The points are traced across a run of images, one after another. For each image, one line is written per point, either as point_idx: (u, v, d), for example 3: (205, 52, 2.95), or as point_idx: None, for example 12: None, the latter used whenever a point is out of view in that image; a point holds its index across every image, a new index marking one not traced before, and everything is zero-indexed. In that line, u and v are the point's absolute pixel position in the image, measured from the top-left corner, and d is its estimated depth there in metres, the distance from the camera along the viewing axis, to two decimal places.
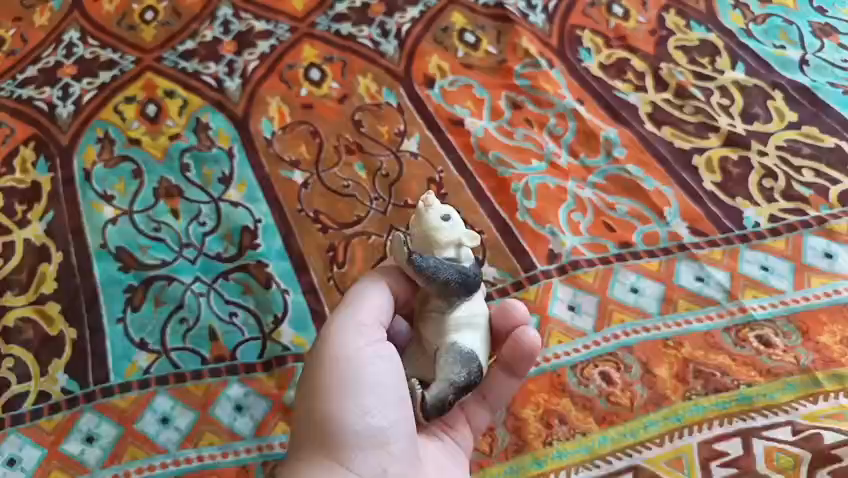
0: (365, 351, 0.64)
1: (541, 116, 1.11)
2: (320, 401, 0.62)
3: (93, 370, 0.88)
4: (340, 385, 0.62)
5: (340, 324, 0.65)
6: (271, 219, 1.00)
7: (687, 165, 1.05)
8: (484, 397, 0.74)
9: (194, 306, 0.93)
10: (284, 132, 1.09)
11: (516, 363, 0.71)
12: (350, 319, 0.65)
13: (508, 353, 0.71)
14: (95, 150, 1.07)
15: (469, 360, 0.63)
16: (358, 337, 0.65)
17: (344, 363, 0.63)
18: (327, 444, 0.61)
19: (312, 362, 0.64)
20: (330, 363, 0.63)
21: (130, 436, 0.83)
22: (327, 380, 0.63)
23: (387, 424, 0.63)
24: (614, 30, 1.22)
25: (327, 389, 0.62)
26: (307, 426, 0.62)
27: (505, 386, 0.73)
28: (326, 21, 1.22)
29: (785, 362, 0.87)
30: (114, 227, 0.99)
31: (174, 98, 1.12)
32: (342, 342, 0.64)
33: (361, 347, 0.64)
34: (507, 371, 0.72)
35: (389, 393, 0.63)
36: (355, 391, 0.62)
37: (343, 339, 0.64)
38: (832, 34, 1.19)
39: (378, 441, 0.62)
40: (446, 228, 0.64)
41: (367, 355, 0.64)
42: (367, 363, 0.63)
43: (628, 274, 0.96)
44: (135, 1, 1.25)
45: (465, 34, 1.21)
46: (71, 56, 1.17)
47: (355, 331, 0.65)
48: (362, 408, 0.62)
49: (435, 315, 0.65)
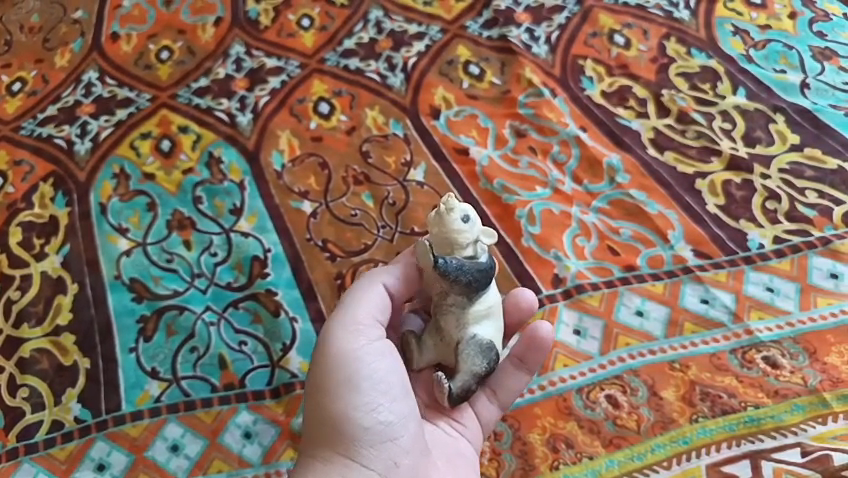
0: (368, 354, 0.69)
1: (544, 143, 1.13)
2: (330, 400, 0.68)
3: (105, 399, 0.90)
4: (346, 384, 0.68)
5: (340, 326, 0.69)
6: (281, 249, 1.03)
7: (690, 189, 1.06)
8: (494, 392, 0.77)
9: (204, 334, 0.95)
10: (294, 164, 1.12)
11: (527, 355, 0.76)
12: (351, 323, 0.70)
13: (521, 345, 0.76)
14: (110, 185, 1.10)
15: (488, 350, 0.68)
16: (359, 337, 0.69)
17: (348, 363, 0.68)
18: (338, 440, 0.67)
19: (318, 364, 0.69)
20: (335, 365, 0.68)
21: (141, 464, 0.85)
22: (335, 381, 0.68)
23: (394, 418, 0.68)
24: (616, 59, 1.24)
25: (335, 390, 0.68)
26: (319, 425, 0.68)
27: (515, 380, 0.77)
28: (335, 57, 1.26)
29: (793, 383, 0.87)
30: (128, 259, 1.02)
31: (188, 133, 1.16)
32: (344, 343, 0.69)
33: (362, 346, 0.69)
34: (517, 367, 0.77)
35: (393, 387, 0.69)
36: (360, 389, 0.68)
37: (345, 340, 0.69)
38: (833, 57, 1.21)
39: (387, 434, 0.68)
40: (467, 229, 0.66)
41: (369, 354, 0.69)
42: (369, 362, 0.68)
43: (633, 297, 0.97)
44: (151, 41, 1.30)
45: (470, 66, 1.24)
46: (90, 96, 1.22)
47: (356, 332, 0.69)
48: (368, 405, 0.67)
49: (455, 310, 0.68)
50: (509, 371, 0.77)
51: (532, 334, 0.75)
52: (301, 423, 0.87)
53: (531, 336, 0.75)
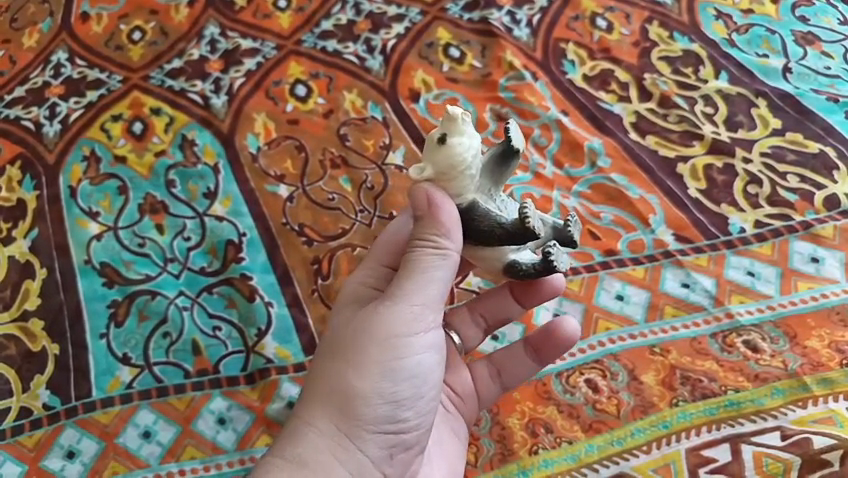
0: (415, 340, 0.62)
1: (525, 127, 1.12)
2: (356, 375, 0.61)
3: (75, 385, 0.88)
4: (381, 366, 0.61)
5: (396, 303, 0.61)
6: (256, 232, 1.00)
7: (672, 173, 1.05)
8: (499, 373, 0.80)
9: (177, 320, 0.93)
10: (270, 147, 1.09)
11: (544, 348, 0.79)
12: (409, 304, 0.61)
13: (539, 337, 0.78)
14: (81, 168, 1.07)
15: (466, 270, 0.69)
16: (415, 323, 0.62)
17: (393, 345, 0.62)
18: (349, 417, 0.61)
19: (358, 331, 0.62)
20: (378, 341, 0.61)
21: (112, 451, 0.83)
22: (371, 357, 0.61)
23: (411, 416, 0.64)
24: (598, 43, 1.23)
25: (367, 368, 0.61)
26: (333, 395, 0.61)
27: (522, 366, 0.80)
28: (313, 39, 1.23)
29: (772, 367, 0.87)
30: (99, 243, 1.00)
31: (161, 115, 1.13)
32: (395, 327, 0.61)
33: (414, 336, 0.62)
34: (532, 353, 0.79)
35: (423, 384, 0.64)
36: (394, 377, 0.62)
37: (399, 322, 0.61)
38: (815, 42, 1.20)
39: (397, 429, 0.64)
40: None
41: (417, 344, 0.63)
42: (417, 352, 0.63)
43: (613, 282, 0.96)
44: (123, 22, 1.27)
45: (450, 49, 1.22)
46: (59, 77, 1.19)
47: (414, 317, 0.61)
48: (395, 394, 0.62)
49: None
50: (521, 354, 0.80)
51: (558, 328, 0.78)
52: (277, 409, 0.85)
53: (558, 329, 0.78)
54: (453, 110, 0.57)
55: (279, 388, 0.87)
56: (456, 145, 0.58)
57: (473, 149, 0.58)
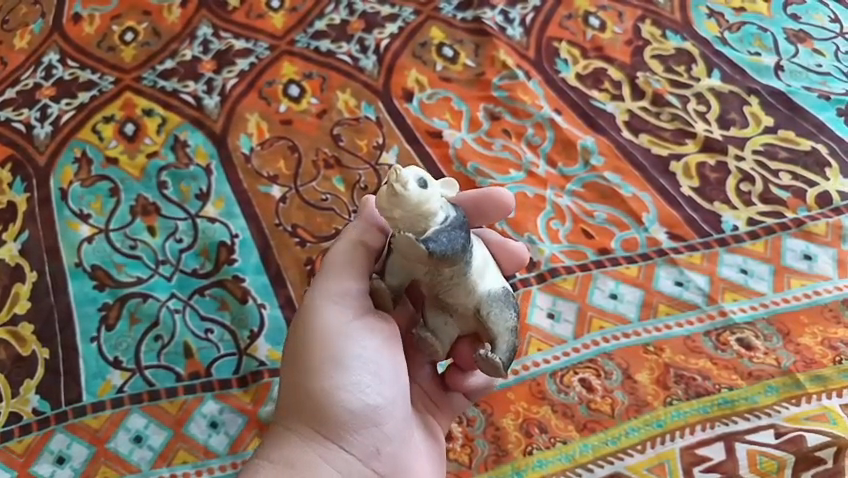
0: (355, 326, 0.64)
1: (519, 126, 1.12)
2: (312, 377, 0.63)
3: (66, 389, 0.87)
4: (331, 360, 0.63)
5: (323, 297, 0.65)
6: (249, 233, 1.00)
7: (665, 172, 1.05)
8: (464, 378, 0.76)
9: (169, 323, 0.93)
10: (262, 148, 1.09)
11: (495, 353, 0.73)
12: (335, 295, 0.65)
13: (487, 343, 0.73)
14: (72, 170, 1.07)
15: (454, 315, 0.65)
16: (348, 313, 0.64)
17: (336, 339, 0.64)
18: (318, 418, 0.63)
19: (301, 335, 0.65)
20: (316, 339, 0.64)
21: (102, 456, 0.83)
22: (318, 356, 0.63)
23: (381, 402, 0.64)
24: (591, 41, 1.23)
25: (317, 367, 0.63)
26: (300, 403, 0.64)
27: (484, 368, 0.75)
28: (306, 39, 1.23)
29: (766, 365, 0.87)
30: (90, 246, 0.99)
31: (152, 117, 1.13)
32: (331, 319, 0.64)
33: (352, 323, 0.64)
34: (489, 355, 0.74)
35: (382, 369, 0.64)
36: (345, 368, 0.63)
37: (333, 312, 0.64)
38: (806, 40, 1.20)
39: (374, 420, 0.64)
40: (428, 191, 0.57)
41: (357, 330, 0.64)
42: (362, 337, 0.64)
43: (607, 280, 0.96)
44: (115, 22, 1.26)
45: (443, 48, 1.22)
46: (50, 78, 1.18)
47: (342, 304, 0.65)
48: (355, 385, 0.63)
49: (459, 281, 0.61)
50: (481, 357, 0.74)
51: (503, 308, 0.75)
52: (269, 412, 0.85)
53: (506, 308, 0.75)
54: (397, 170, 0.56)
55: (271, 390, 0.87)
56: (379, 198, 0.58)
57: (399, 212, 0.57)
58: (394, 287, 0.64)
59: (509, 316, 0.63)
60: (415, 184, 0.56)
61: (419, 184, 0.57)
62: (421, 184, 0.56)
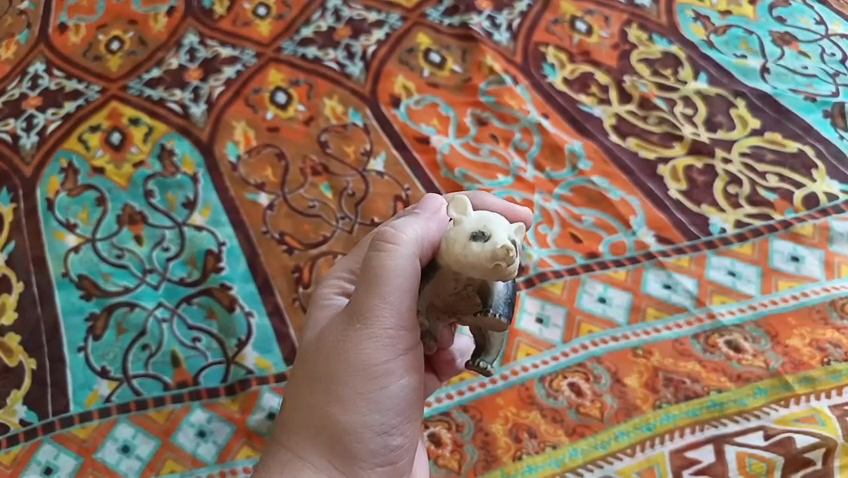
0: (396, 364, 0.60)
1: (506, 131, 1.12)
2: (343, 411, 0.59)
3: (52, 400, 0.87)
4: (366, 397, 0.59)
5: (368, 325, 0.58)
6: (236, 242, 1.00)
7: (653, 175, 1.06)
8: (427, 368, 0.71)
9: (156, 332, 0.92)
10: (250, 155, 1.09)
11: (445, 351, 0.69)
12: (382, 325, 0.58)
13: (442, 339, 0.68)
14: (58, 180, 1.06)
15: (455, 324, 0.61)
16: (394, 346, 0.59)
17: (372, 374, 0.59)
18: (339, 453, 0.60)
19: (335, 361, 0.59)
20: (357, 374, 0.59)
21: (90, 466, 0.82)
22: (353, 391, 0.59)
23: (401, 441, 0.63)
24: (578, 46, 1.23)
25: (351, 402, 0.59)
26: (321, 433, 0.59)
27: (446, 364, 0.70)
28: (293, 46, 1.23)
29: (754, 367, 0.87)
30: (76, 256, 0.98)
31: (139, 125, 1.12)
32: (373, 353, 0.58)
33: (395, 360, 0.59)
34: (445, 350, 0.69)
35: (408, 408, 0.63)
36: (379, 407, 0.60)
37: (376, 346, 0.58)
38: (792, 42, 1.21)
39: (390, 459, 0.63)
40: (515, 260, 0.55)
41: (397, 368, 0.60)
42: (400, 377, 0.60)
43: (595, 284, 0.96)
44: (101, 31, 1.26)
45: (430, 54, 1.22)
46: (36, 88, 1.18)
47: (388, 338, 0.58)
48: (382, 424, 0.61)
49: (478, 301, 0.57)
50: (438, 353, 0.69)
51: None
52: (258, 420, 0.85)
53: None
54: (509, 247, 0.52)
55: (260, 399, 0.86)
56: (476, 258, 0.53)
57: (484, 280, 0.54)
58: (427, 313, 0.59)
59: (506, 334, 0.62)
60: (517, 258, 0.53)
61: (516, 253, 0.53)
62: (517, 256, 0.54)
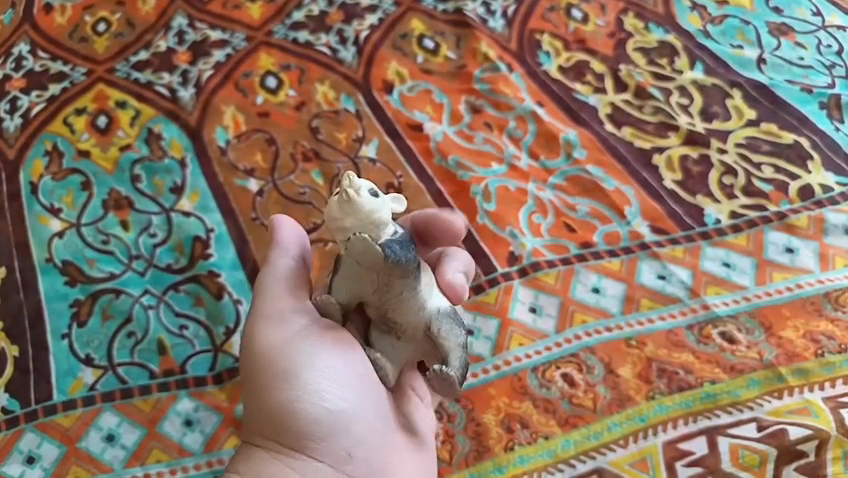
0: (301, 335, 0.62)
1: (501, 119, 1.10)
2: (265, 392, 0.61)
3: (35, 388, 0.85)
4: (283, 372, 0.61)
5: (263, 315, 0.63)
6: (224, 228, 0.98)
7: (648, 165, 1.05)
8: None
9: (143, 319, 0.90)
10: (239, 140, 1.07)
11: None
12: (275, 309, 0.63)
13: None
14: (42, 163, 1.04)
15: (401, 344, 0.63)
16: (290, 322, 0.63)
17: (281, 350, 0.62)
18: (280, 431, 0.61)
19: (247, 354, 0.63)
20: (267, 356, 0.62)
21: (74, 455, 0.80)
22: (269, 371, 0.61)
23: (344, 404, 0.62)
24: (574, 34, 1.21)
25: (270, 382, 0.61)
26: (258, 419, 0.61)
27: None
28: (284, 30, 1.21)
29: (748, 358, 0.86)
30: (61, 241, 0.96)
31: (126, 109, 1.10)
32: (276, 332, 0.62)
33: (298, 330, 0.63)
34: None
35: (339, 371, 0.62)
36: (298, 377, 0.61)
37: (273, 327, 0.63)
38: (789, 33, 1.20)
39: (338, 423, 0.61)
40: (378, 202, 0.56)
41: (307, 338, 0.62)
42: (312, 343, 0.62)
43: (589, 274, 0.95)
44: (87, 13, 1.23)
45: (424, 40, 1.20)
46: (21, 69, 1.15)
47: (284, 319, 0.63)
48: (313, 392, 0.61)
49: (406, 295, 0.59)
50: None
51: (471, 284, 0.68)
52: None
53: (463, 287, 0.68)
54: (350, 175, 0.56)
55: None
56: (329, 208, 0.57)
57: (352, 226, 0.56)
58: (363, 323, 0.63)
59: (457, 332, 0.61)
60: (366, 190, 0.56)
61: (365, 189, 0.56)
62: (373, 194, 0.57)
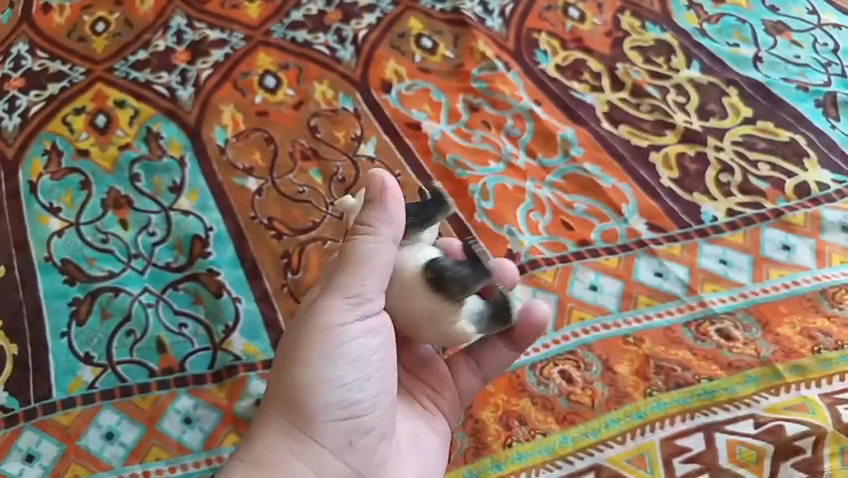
0: (351, 325, 0.61)
1: (498, 117, 1.10)
2: (298, 369, 0.60)
3: (34, 386, 0.85)
4: (323, 356, 0.60)
5: (332, 290, 0.60)
6: (223, 227, 0.98)
7: (645, 163, 1.05)
8: (479, 365, 0.76)
9: (142, 317, 0.90)
10: (238, 139, 1.07)
11: (520, 336, 0.74)
12: (345, 288, 0.60)
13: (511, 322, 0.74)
14: (41, 162, 1.04)
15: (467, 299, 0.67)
16: (355, 309, 0.60)
17: (328, 333, 0.60)
18: (298, 411, 0.60)
19: (298, 324, 0.61)
20: (315, 334, 0.60)
21: (73, 453, 0.81)
22: (311, 349, 0.60)
23: (364, 398, 0.62)
24: (571, 32, 1.22)
25: (309, 360, 0.60)
26: (282, 392, 0.60)
27: (502, 353, 0.76)
28: (282, 29, 1.21)
29: (745, 355, 0.87)
30: (60, 240, 0.96)
31: (125, 108, 1.10)
32: (332, 314, 0.60)
33: (352, 319, 0.61)
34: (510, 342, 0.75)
35: (368, 366, 0.62)
36: (334, 365, 0.60)
37: (338, 307, 0.60)
38: (785, 31, 1.20)
39: (353, 415, 0.62)
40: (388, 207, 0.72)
41: (355, 328, 0.61)
42: (354, 335, 0.61)
43: (586, 272, 0.95)
44: (86, 12, 1.23)
45: (422, 39, 1.20)
46: (19, 69, 1.15)
47: (353, 303, 0.60)
48: (340, 381, 0.61)
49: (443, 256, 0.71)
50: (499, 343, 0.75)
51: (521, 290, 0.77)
52: (245, 407, 0.83)
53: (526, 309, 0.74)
54: None
55: (247, 385, 0.85)
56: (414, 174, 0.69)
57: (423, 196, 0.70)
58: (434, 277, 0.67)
59: None
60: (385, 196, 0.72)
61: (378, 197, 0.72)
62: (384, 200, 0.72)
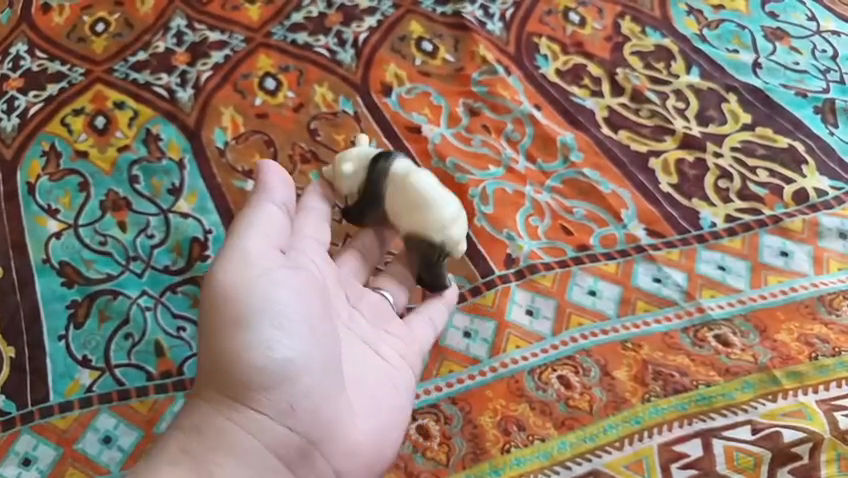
0: (261, 281, 0.66)
1: (498, 121, 1.11)
2: (218, 338, 0.64)
3: (32, 389, 0.85)
4: (235, 320, 0.64)
5: (229, 259, 0.67)
6: (222, 229, 0.98)
7: (644, 168, 1.05)
8: None
9: (140, 320, 0.90)
10: (237, 142, 1.07)
11: None
12: (242, 251, 0.67)
13: None
14: (40, 164, 1.04)
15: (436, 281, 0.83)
16: (254, 269, 0.66)
17: (237, 297, 0.65)
18: (227, 379, 0.63)
19: (207, 298, 0.66)
20: (225, 301, 0.65)
21: (70, 457, 0.81)
22: (225, 317, 0.64)
23: (292, 354, 0.64)
24: (571, 37, 1.22)
25: (224, 328, 0.64)
26: (208, 365, 0.64)
27: None
28: (282, 31, 1.21)
29: (743, 361, 0.87)
30: (58, 242, 0.96)
31: (124, 109, 1.10)
32: (236, 277, 0.66)
33: (258, 278, 0.66)
34: None
35: (288, 321, 0.65)
36: (249, 326, 0.64)
37: (237, 270, 0.66)
38: (784, 37, 1.21)
39: (285, 374, 0.64)
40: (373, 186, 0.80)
41: (265, 287, 0.66)
42: (265, 295, 0.65)
43: (585, 277, 0.95)
44: (85, 13, 1.23)
45: (422, 42, 1.20)
46: (18, 69, 1.15)
47: (251, 265, 0.67)
48: (260, 341, 0.64)
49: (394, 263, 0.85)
50: None
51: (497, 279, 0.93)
52: None
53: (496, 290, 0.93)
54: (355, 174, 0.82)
55: None
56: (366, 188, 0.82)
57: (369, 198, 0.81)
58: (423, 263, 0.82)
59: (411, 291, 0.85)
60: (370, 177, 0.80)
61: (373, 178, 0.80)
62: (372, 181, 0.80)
